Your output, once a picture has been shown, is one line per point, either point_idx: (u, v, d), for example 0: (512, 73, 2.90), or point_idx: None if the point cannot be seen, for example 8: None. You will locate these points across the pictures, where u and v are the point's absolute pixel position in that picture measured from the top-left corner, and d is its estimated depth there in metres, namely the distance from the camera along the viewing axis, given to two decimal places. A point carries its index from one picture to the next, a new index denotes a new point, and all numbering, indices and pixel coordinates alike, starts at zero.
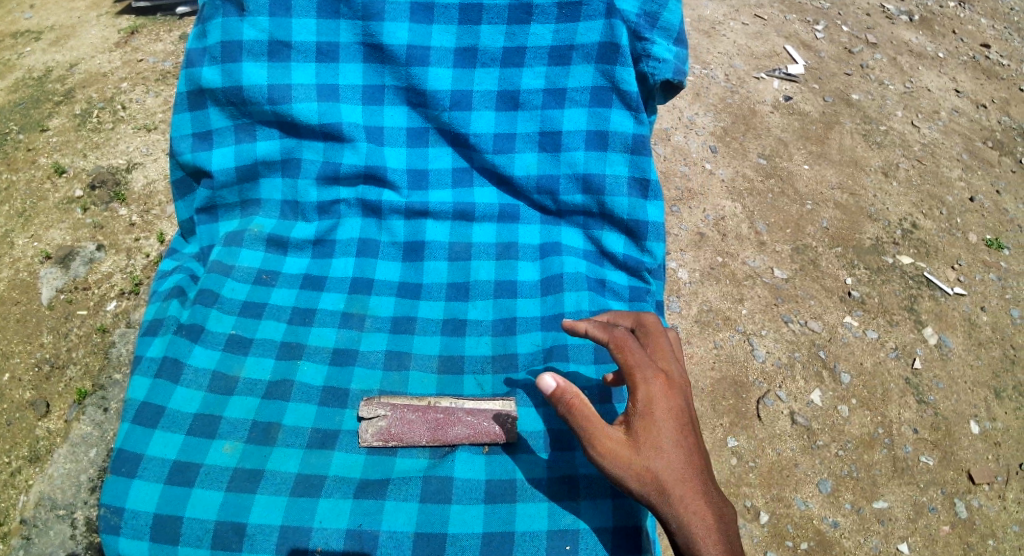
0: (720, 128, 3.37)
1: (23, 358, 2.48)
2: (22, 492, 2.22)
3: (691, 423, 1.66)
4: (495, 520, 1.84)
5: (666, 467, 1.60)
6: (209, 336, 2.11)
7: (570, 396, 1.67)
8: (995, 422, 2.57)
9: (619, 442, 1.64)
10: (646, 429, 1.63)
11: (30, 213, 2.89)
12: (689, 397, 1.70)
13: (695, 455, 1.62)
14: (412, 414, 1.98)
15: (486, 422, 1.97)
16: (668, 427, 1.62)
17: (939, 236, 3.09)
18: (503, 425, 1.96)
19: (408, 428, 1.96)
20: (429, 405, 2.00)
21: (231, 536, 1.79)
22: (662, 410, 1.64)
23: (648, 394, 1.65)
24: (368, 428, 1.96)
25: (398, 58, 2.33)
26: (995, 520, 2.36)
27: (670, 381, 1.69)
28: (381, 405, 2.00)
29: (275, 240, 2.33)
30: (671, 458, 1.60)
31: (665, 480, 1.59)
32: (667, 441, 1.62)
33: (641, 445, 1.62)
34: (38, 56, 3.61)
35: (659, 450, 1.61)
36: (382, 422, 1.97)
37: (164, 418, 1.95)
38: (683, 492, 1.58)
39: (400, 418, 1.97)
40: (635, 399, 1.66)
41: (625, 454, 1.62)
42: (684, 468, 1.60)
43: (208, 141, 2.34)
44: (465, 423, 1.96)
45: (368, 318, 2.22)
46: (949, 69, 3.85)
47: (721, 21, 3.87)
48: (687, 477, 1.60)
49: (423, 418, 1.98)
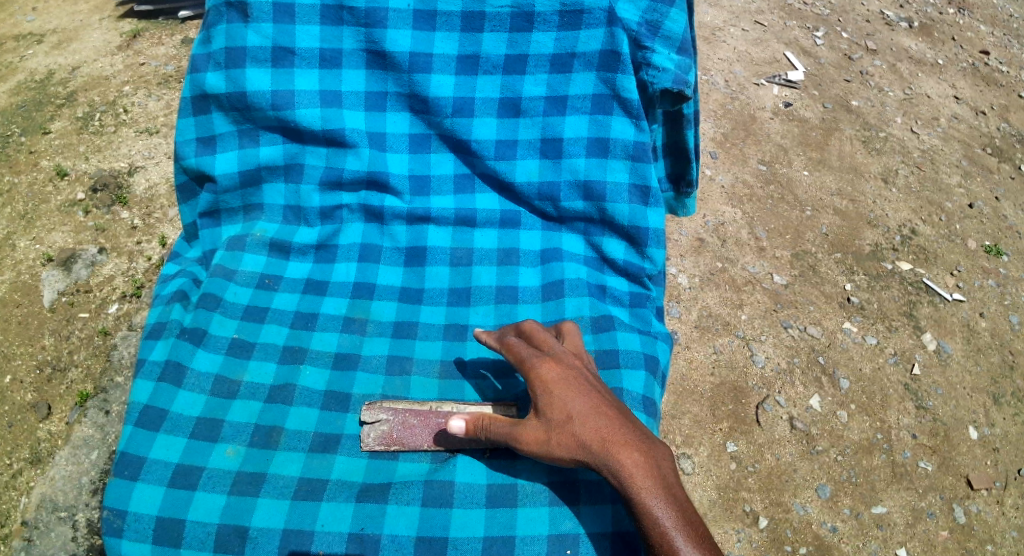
0: (720, 134, 3.38)
1: (25, 360, 2.49)
2: (24, 494, 2.23)
3: (589, 383, 1.79)
4: (496, 524, 1.85)
5: (581, 428, 1.71)
6: (211, 339, 2.12)
7: (484, 422, 1.81)
8: (993, 427, 2.58)
9: (535, 426, 1.77)
10: (550, 405, 1.76)
11: (32, 216, 2.90)
12: (579, 364, 1.85)
13: (601, 406, 1.75)
14: (414, 419, 1.99)
15: None
16: (568, 394, 1.76)
17: (939, 242, 3.10)
18: None
19: (410, 432, 1.97)
20: (431, 409, 2.00)
21: (233, 539, 1.81)
22: (558, 383, 1.78)
23: (542, 376, 1.80)
24: (371, 433, 1.97)
25: (401, 65, 2.35)
26: (994, 525, 2.37)
27: (559, 359, 1.84)
28: (383, 410, 2.00)
29: (277, 245, 2.35)
30: (582, 419, 1.72)
31: (585, 441, 1.70)
32: (574, 406, 1.74)
33: (552, 421, 1.74)
34: (40, 59, 3.62)
35: (569, 416, 1.73)
36: (384, 427, 1.97)
37: (167, 421, 1.96)
38: (606, 441, 1.69)
39: (402, 423, 1.98)
40: (533, 384, 1.80)
41: (542, 435, 1.75)
42: (596, 421, 1.71)
43: (211, 146, 2.36)
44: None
45: (370, 323, 2.23)
46: (948, 76, 3.87)
47: (721, 27, 3.89)
48: (604, 428, 1.70)
49: (425, 423, 1.98)
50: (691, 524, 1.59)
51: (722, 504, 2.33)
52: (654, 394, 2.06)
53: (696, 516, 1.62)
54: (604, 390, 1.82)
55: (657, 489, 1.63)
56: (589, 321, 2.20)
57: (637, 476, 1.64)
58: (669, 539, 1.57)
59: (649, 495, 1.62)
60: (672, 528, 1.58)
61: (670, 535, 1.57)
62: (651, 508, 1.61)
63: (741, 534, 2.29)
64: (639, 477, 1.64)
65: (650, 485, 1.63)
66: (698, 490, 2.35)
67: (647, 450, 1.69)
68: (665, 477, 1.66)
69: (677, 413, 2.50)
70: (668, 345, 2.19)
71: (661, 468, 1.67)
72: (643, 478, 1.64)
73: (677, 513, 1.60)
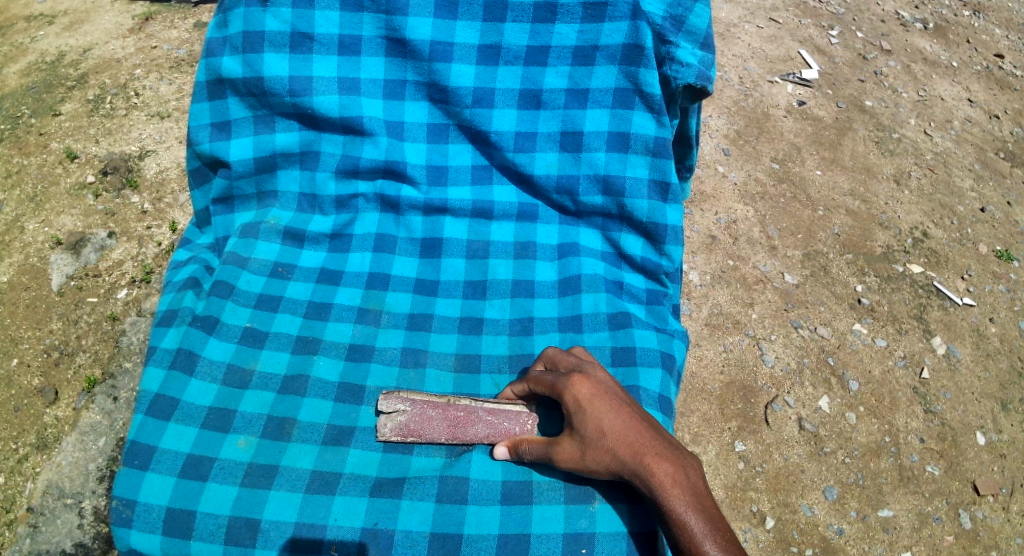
0: (734, 131, 3.35)
1: (32, 344, 2.48)
2: (29, 480, 2.22)
3: (622, 397, 1.80)
4: (511, 522, 1.84)
5: (613, 442, 1.72)
6: (224, 328, 2.11)
7: (524, 446, 1.86)
8: (1001, 433, 2.56)
9: (570, 443, 1.79)
10: (584, 422, 1.77)
11: (41, 198, 2.88)
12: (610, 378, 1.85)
13: (634, 420, 1.75)
14: (432, 410, 1.97)
15: (506, 422, 1.94)
16: (602, 410, 1.76)
17: (950, 245, 3.08)
18: (523, 427, 1.94)
19: (427, 424, 1.95)
20: (449, 402, 1.97)
21: (244, 532, 1.79)
22: (589, 399, 1.78)
23: (574, 393, 1.80)
24: (387, 423, 1.95)
25: (421, 53, 2.33)
26: (999, 531, 2.36)
27: (590, 375, 1.84)
28: (401, 400, 1.98)
29: (292, 233, 2.33)
30: (617, 434, 1.73)
31: (617, 455, 1.72)
32: (607, 421, 1.75)
33: (586, 437, 1.76)
34: (50, 40, 3.60)
35: (604, 432, 1.74)
36: (401, 417, 1.96)
37: (178, 411, 1.94)
38: (638, 454, 1.70)
39: (420, 415, 1.96)
40: (565, 402, 1.81)
41: (577, 452, 1.77)
42: (630, 434, 1.72)
43: (226, 132, 2.34)
44: (489, 422, 1.95)
45: (384, 314, 2.22)
46: (963, 78, 3.83)
47: (736, 23, 3.86)
48: (635, 441, 1.72)
49: (443, 415, 1.96)
50: (722, 531, 1.60)
51: (729, 504, 2.32)
52: (670, 392, 2.04)
53: (725, 524, 1.62)
54: (635, 403, 1.82)
55: (689, 497, 1.63)
56: (605, 317, 2.18)
57: (668, 485, 1.65)
58: (698, 544, 1.57)
59: (680, 504, 1.63)
60: (703, 535, 1.58)
61: (701, 540, 1.57)
62: (683, 516, 1.61)
63: (748, 534, 2.27)
64: (670, 487, 1.65)
65: (681, 494, 1.64)
66: None
67: (679, 460, 1.69)
68: (695, 485, 1.67)
69: (686, 411, 2.48)
70: (684, 343, 2.17)
71: (691, 476, 1.67)
72: (674, 487, 1.65)
73: (707, 520, 1.60)
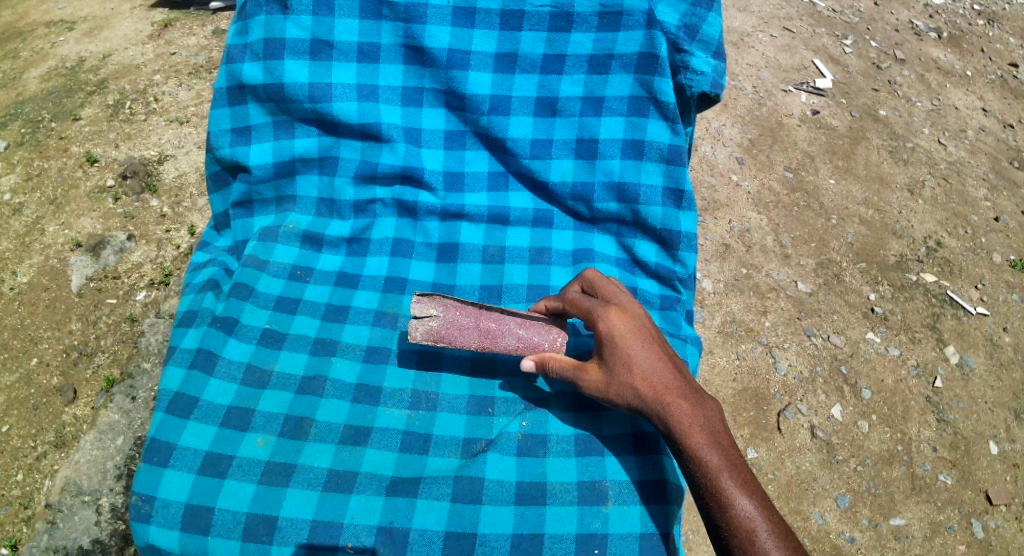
0: (747, 140, 3.37)
1: (52, 344, 2.52)
2: (48, 477, 2.26)
3: (654, 335, 1.85)
4: (525, 522, 1.86)
5: (640, 374, 1.77)
6: (243, 329, 2.14)
7: (551, 359, 1.91)
8: (1014, 443, 2.56)
9: (596, 371, 1.84)
10: (614, 352, 1.81)
11: (62, 201, 2.93)
12: (644, 315, 1.90)
13: (664, 357, 1.80)
14: (464, 320, 2.05)
15: (536, 337, 2.03)
16: (634, 341, 1.81)
17: (964, 254, 3.08)
18: (552, 343, 2.02)
19: (458, 332, 2.03)
20: (481, 314, 2.06)
21: (261, 529, 1.82)
22: (623, 330, 1.83)
23: (608, 322, 1.86)
24: (419, 327, 2.02)
25: (438, 61, 2.38)
26: (1012, 541, 2.35)
27: (626, 308, 1.89)
28: (434, 306, 2.05)
29: (310, 237, 2.36)
30: (645, 365, 1.78)
31: (643, 387, 1.76)
32: (637, 353, 1.80)
33: (614, 365, 1.80)
34: (71, 46, 3.66)
35: (632, 361, 1.79)
36: (433, 323, 2.03)
37: (197, 409, 1.97)
38: (663, 388, 1.75)
39: (452, 322, 2.04)
40: (599, 330, 1.86)
41: (603, 379, 1.82)
42: (657, 370, 1.77)
43: (246, 137, 2.38)
44: (518, 336, 2.03)
45: (401, 317, 2.24)
46: (977, 88, 3.83)
47: (750, 32, 3.87)
48: (661, 377, 1.76)
49: (474, 325, 2.04)
50: (738, 469, 1.63)
51: None
52: None
53: (741, 463, 1.66)
54: (665, 343, 1.88)
55: (707, 435, 1.68)
56: None
57: (690, 421, 1.70)
58: (714, 478, 1.61)
59: (700, 439, 1.67)
60: (719, 470, 1.62)
61: (718, 473, 1.62)
62: (700, 451, 1.65)
63: None
64: (693, 423, 1.70)
65: (702, 431, 1.68)
66: None
67: (702, 401, 1.74)
68: (715, 425, 1.71)
69: None
70: (697, 349, 2.19)
71: (711, 416, 1.72)
72: (696, 423, 1.70)
73: (724, 456, 1.64)
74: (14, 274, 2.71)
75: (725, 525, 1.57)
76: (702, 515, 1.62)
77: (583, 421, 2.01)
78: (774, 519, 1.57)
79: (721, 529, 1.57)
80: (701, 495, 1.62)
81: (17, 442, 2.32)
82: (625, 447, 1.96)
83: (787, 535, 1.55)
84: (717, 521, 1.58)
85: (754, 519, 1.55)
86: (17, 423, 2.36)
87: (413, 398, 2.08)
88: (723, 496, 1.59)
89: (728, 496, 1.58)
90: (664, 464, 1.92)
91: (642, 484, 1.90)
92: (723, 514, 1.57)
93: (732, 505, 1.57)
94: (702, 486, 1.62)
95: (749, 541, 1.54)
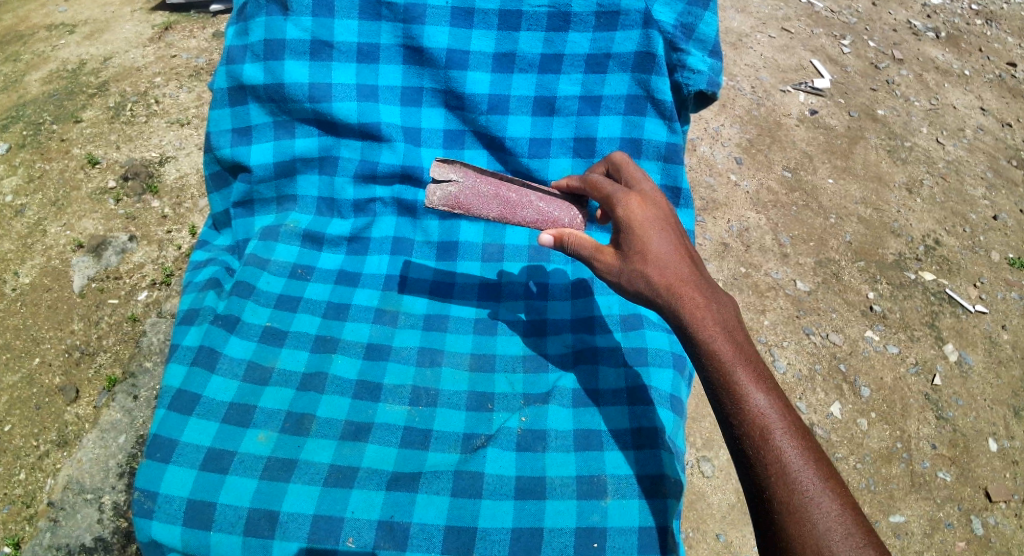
0: (746, 140, 3.38)
1: (54, 344, 2.54)
2: (50, 476, 2.27)
3: (673, 223, 1.72)
4: (525, 516, 1.87)
5: (654, 263, 1.64)
6: (244, 326, 2.15)
7: (571, 234, 1.78)
8: (1014, 440, 2.56)
9: (611, 256, 1.71)
10: (628, 236, 1.69)
11: (64, 202, 2.95)
12: (665, 201, 1.76)
13: (681, 247, 1.67)
14: (481, 188, 2.08)
15: (557, 213, 2.05)
16: (651, 229, 1.68)
17: (962, 253, 3.09)
18: (574, 219, 2.03)
19: (477, 199, 2.06)
20: (501, 187, 2.10)
21: (263, 524, 1.83)
22: (640, 216, 1.70)
23: (625, 207, 1.72)
24: (437, 192, 2.05)
25: (437, 61, 2.39)
26: (1012, 538, 2.36)
27: (644, 194, 1.76)
28: (453, 172, 2.09)
29: (310, 235, 2.37)
30: (660, 254, 1.65)
31: (655, 276, 1.63)
32: (653, 241, 1.67)
33: (629, 251, 1.68)
34: (72, 49, 3.68)
35: (647, 249, 1.66)
36: (451, 188, 2.06)
37: (199, 406, 1.99)
38: (677, 278, 1.62)
39: (470, 189, 2.07)
40: (616, 215, 1.73)
41: (616, 265, 1.69)
42: (672, 260, 1.64)
43: (247, 137, 2.40)
44: (535, 209, 2.05)
45: (401, 315, 2.26)
46: (975, 87, 3.84)
47: (748, 33, 3.89)
48: (676, 266, 1.63)
49: (493, 196, 2.08)
50: (753, 365, 1.51)
51: (740, 508, 2.31)
52: (681, 392, 2.07)
53: (758, 359, 1.54)
54: (685, 232, 1.74)
55: (723, 328, 1.55)
56: (617, 318, 2.21)
57: (705, 311, 1.57)
58: (728, 372, 1.49)
59: (715, 330, 1.54)
60: (734, 364, 1.50)
61: (732, 368, 1.50)
62: (713, 344, 1.53)
63: None
64: (708, 313, 1.57)
65: (717, 322, 1.55)
66: (717, 493, 2.33)
67: (719, 295, 1.61)
68: (732, 317, 1.58)
69: (698, 415, 2.49)
70: None
71: (728, 310, 1.59)
72: (712, 314, 1.56)
73: (738, 350, 1.52)
74: (16, 274, 2.72)
75: (737, 422, 1.46)
76: (714, 411, 1.51)
77: (582, 416, 2.03)
78: (791, 418, 1.46)
79: (733, 426, 1.46)
80: (713, 391, 1.51)
81: (20, 441, 2.33)
82: (623, 442, 1.97)
83: (803, 433, 1.45)
84: (729, 417, 1.47)
85: (766, 415, 1.45)
86: (19, 423, 2.37)
87: (413, 394, 2.09)
88: (737, 391, 1.48)
89: (742, 391, 1.47)
90: (663, 459, 1.92)
91: (641, 478, 1.91)
92: (735, 411, 1.46)
93: (746, 402, 1.46)
94: (715, 381, 1.51)
95: (761, 439, 1.43)
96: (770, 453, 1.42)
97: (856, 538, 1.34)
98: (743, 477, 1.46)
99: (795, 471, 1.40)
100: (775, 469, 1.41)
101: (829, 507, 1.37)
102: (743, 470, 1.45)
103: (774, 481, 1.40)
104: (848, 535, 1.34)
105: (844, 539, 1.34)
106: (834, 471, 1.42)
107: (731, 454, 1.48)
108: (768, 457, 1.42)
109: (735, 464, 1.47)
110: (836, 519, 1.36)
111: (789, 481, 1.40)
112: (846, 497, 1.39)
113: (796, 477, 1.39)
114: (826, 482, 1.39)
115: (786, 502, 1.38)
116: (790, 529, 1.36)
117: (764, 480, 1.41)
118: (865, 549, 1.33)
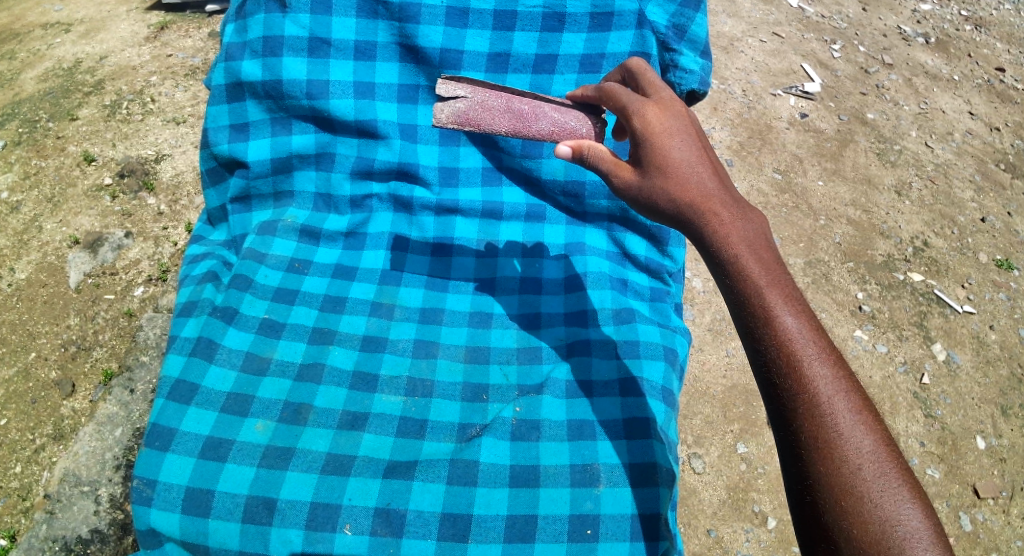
0: (736, 142, 3.42)
1: (50, 337, 2.55)
2: (46, 469, 2.28)
3: (696, 136, 1.64)
4: (519, 504, 1.91)
5: (676, 180, 1.58)
6: (242, 318, 2.17)
7: (590, 146, 1.69)
8: (1001, 438, 2.61)
9: (630, 173, 1.64)
10: (648, 150, 1.61)
11: (59, 199, 2.96)
12: (686, 112, 1.68)
13: (703, 164, 1.60)
14: (491, 102, 1.99)
15: (572, 123, 1.93)
16: (672, 143, 1.60)
17: (950, 254, 3.14)
18: (590, 130, 1.92)
19: (486, 115, 1.97)
20: (513, 98, 1.99)
21: (261, 511, 1.85)
22: (661, 130, 1.62)
23: (643, 120, 1.64)
24: (444, 110, 1.98)
25: (432, 59, 2.44)
26: (999, 534, 2.39)
27: (664, 105, 1.67)
28: (460, 88, 2.00)
29: (308, 231, 2.40)
30: (683, 170, 1.58)
31: (678, 196, 1.57)
32: (674, 156, 1.60)
33: (648, 166, 1.61)
34: (67, 47, 3.70)
35: (669, 164, 1.59)
36: (460, 105, 1.98)
37: (198, 395, 2.01)
38: (701, 197, 1.56)
39: (479, 105, 1.98)
40: (634, 128, 1.64)
41: (635, 180, 1.63)
42: (694, 175, 1.58)
43: (244, 133, 2.43)
44: (549, 119, 1.94)
45: (397, 307, 2.29)
46: (964, 92, 3.90)
47: (740, 37, 3.93)
48: (700, 185, 1.57)
49: (503, 109, 1.98)
50: (779, 284, 1.47)
51: (731, 504, 2.34)
52: (673, 385, 2.10)
53: (789, 280, 1.49)
54: (708, 144, 1.67)
55: (749, 248, 1.50)
56: (610, 312, 2.24)
57: (732, 232, 1.51)
58: (754, 292, 1.45)
59: (741, 251, 1.49)
60: (762, 285, 1.46)
61: (762, 292, 1.45)
62: (740, 263, 1.49)
63: (750, 534, 2.30)
64: (735, 235, 1.51)
65: (742, 239, 1.50)
66: (708, 490, 2.37)
67: (745, 213, 1.54)
68: (761, 238, 1.52)
69: (688, 413, 2.51)
70: (686, 339, 2.23)
71: (754, 226, 1.53)
72: (739, 235, 1.51)
73: (768, 271, 1.47)
74: (12, 270, 2.74)
75: (765, 350, 1.43)
76: (742, 337, 1.48)
77: (576, 407, 2.06)
78: (821, 342, 1.42)
79: (762, 354, 1.43)
80: (741, 315, 1.47)
81: (15, 435, 2.34)
82: (615, 432, 2.00)
83: (836, 361, 1.42)
84: (756, 338, 1.44)
85: (794, 335, 1.42)
86: (15, 416, 2.38)
87: (409, 385, 2.12)
88: (767, 316, 1.43)
89: (773, 317, 1.43)
90: (655, 449, 1.96)
91: (634, 467, 1.95)
92: (764, 339, 1.43)
93: (777, 328, 1.42)
94: (743, 307, 1.46)
95: (791, 370, 1.40)
96: (801, 384, 1.39)
97: (888, 475, 1.33)
98: (770, 408, 1.44)
99: (826, 405, 1.38)
100: (804, 398, 1.39)
101: (861, 442, 1.36)
102: (770, 398, 1.43)
103: (804, 414, 1.38)
104: (881, 473, 1.33)
105: (875, 477, 1.33)
106: (866, 401, 1.40)
107: (758, 381, 1.46)
108: (797, 387, 1.39)
109: (763, 391, 1.45)
110: (867, 449, 1.35)
111: (820, 416, 1.37)
112: (878, 430, 1.38)
113: (828, 412, 1.37)
114: (858, 416, 1.38)
115: (815, 436, 1.37)
116: (820, 465, 1.35)
117: (793, 413, 1.39)
118: (896, 488, 1.32)
